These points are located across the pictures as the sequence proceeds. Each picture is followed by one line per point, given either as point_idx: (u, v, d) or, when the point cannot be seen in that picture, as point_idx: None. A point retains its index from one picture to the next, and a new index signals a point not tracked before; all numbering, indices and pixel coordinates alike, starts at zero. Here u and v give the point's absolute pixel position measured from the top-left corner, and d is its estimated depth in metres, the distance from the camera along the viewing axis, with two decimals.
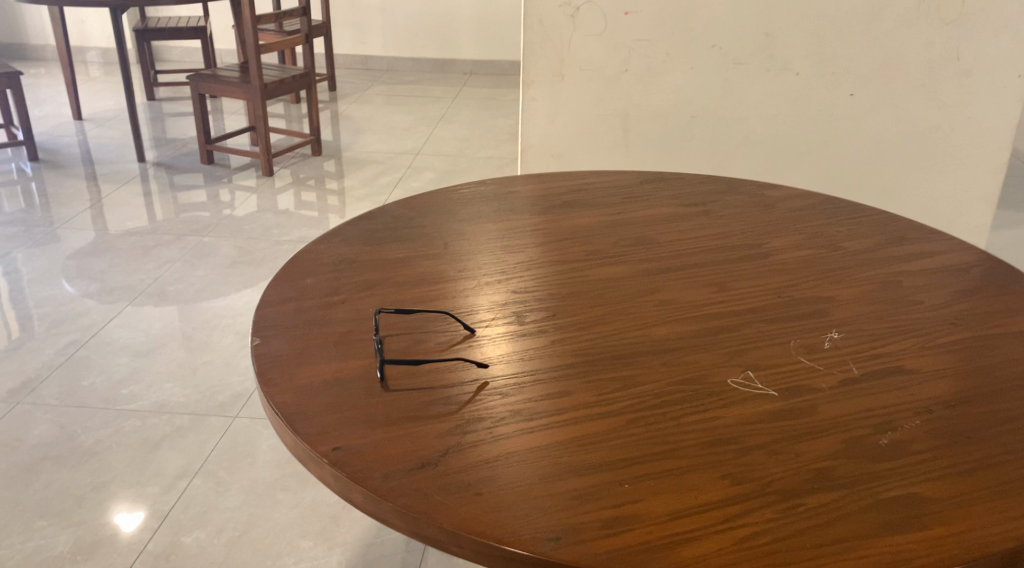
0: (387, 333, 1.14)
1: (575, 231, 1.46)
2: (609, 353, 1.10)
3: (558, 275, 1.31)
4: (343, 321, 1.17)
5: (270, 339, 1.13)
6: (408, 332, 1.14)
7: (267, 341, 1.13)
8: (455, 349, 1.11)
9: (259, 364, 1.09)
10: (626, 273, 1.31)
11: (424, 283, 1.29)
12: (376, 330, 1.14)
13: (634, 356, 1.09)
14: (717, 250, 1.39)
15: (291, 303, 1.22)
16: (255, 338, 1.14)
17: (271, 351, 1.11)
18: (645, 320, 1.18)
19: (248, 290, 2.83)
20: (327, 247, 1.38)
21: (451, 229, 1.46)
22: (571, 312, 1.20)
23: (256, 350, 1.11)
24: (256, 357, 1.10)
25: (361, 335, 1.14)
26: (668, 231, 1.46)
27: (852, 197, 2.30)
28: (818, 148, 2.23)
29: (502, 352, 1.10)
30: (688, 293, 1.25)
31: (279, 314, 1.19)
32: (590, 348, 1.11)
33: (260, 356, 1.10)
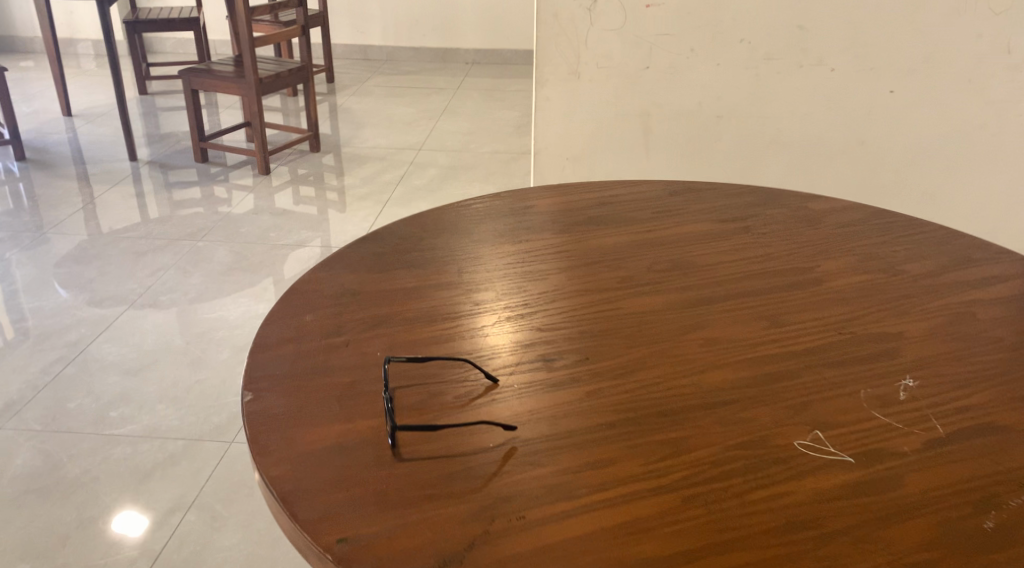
0: (397, 385, 1.00)
1: (603, 253, 1.31)
2: (653, 408, 0.96)
3: (588, 308, 1.16)
4: (346, 370, 1.02)
5: (263, 393, 0.99)
6: (421, 384, 1.00)
7: (258, 396, 0.98)
8: (476, 405, 0.96)
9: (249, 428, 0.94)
10: (663, 305, 1.17)
11: (436, 319, 1.14)
12: (384, 382, 0.99)
13: (681, 413, 0.95)
14: (764, 276, 1.24)
15: (287, 346, 1.08)
16: (245, 391, 0.99)
17: (263, 409, 0.96)
18: (689, 364, 1.04)
19: (245, 300, 2.67)
20: (326, 276, 1.24)
21: (463, 253, 1.31)
22: (603, 355, 1.05)
23: (245, 407, 0.97)
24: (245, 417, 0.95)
25: (368, 386, 0.99)
26: (707, 252, 1.31)
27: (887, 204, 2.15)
28: (852, 151, 2.09)
29: (531, 408, 0.96)
30: (736, 330, 1.11)
31: (274, 359, 1.05)
32: (630, 402, 0.97)
33: (251, 415, 0.95)
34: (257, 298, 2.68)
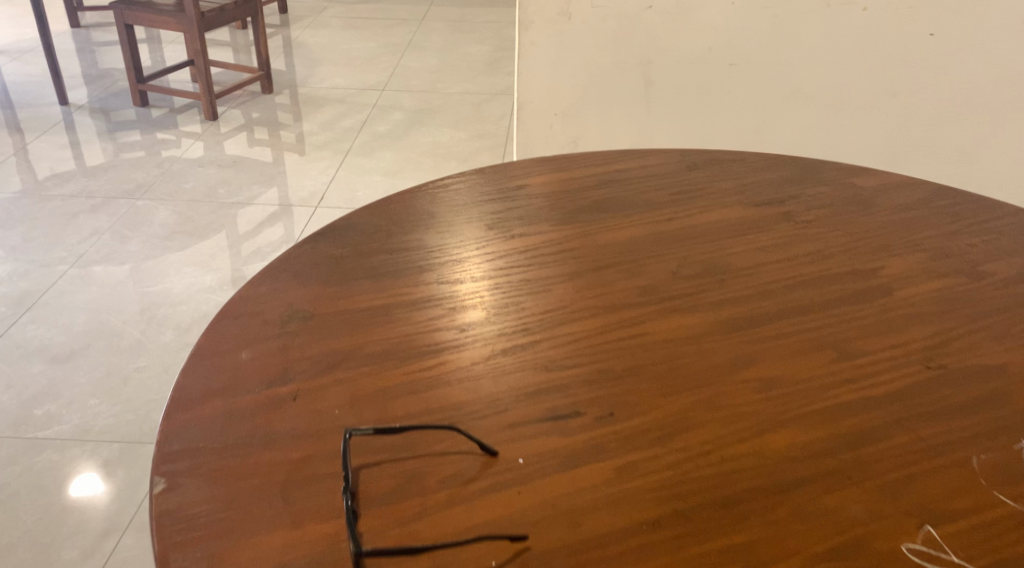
0: (362, 462, 0.75)
1: (614, 251, 1.06)
2: (705, 494, 0.72)
3: (606, 335, 0.91)
4: (293, 441, 0.77)
5: (178, 482, 0.73)
6: (394, 458, 0.75)
7: (171, 486, 0.73)
8: (468, 494, 0.72)
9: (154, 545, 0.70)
10: (701, 328, 0.92)
11: (410, 356, 0.88)
12: (345, 460, 0.74)
13: (744, 502, 0.71)
14: (818, 283, 1.00)
15: (215, 402, 0.82)
16: (156, 476, 0.74)
17: (175, 512, 0.71)
18: (744, 420, 0.80)
19: (192, 270, 2.38)
20: (268, 294, 0.97)
21: (440, 255, 1.05)
22: (631, 409, 0.81)
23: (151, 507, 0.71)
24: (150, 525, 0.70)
25: (325, 469, 0.74)
26: (745, 251, 1.06)
27: (913, 167, 1.93)
28: (879, 106, 1.85)
29: (544, 498, 0.72)
30: (797, 367, 0.86)
31: (198, 424, 0.79)
32: (676, 486, 0.73)
33: (157, 523, 0.70)
34: (203, 268, 2.39)
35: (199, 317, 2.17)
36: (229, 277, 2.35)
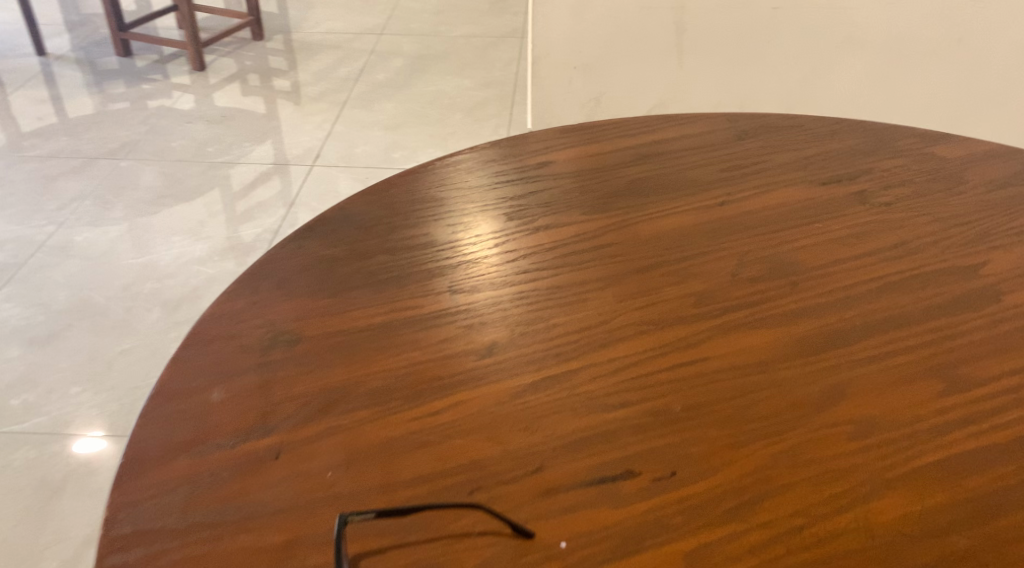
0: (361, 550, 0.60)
1: (660, 246, 0.88)
2: None
3: (661, 362, 0.74)
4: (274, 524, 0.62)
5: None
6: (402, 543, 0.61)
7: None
8: None
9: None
10: (776, 351, 0.75)
11: (420, 393, 0.72)
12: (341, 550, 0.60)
13: None
14: (909, 286, 0.83)
15: (180, 463, 0.66)
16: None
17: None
18: (838, 483, 0.64)
19: (181, 238, 2.20)
20: (244, 312, 0.80)
21: (452, 254, 0.88)
22: (696, 468, 0.65)
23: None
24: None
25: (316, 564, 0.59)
26: (816, 245, 0.88)
27: (971, 122, 1.75)
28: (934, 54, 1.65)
29: None
30: (896, 405, 0.70)
31: (157, 497, 0.64)
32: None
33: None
34: (190, 235, 2.21)
35: (184, 292, 2.01)
36: (221, 245, 2.17)
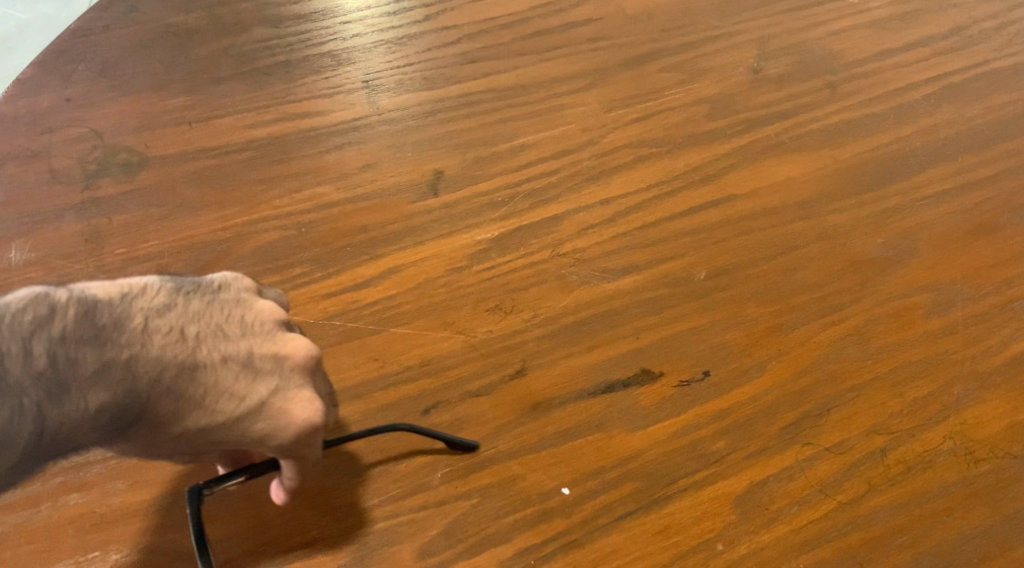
0: (254, 546, 0.42)
1: (653, 26, 0.65)
2: (875, 547, 0.43)
3: (672, 204, 0.55)
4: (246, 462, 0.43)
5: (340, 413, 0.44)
6: (324, 502, 0.43)
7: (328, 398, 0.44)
8: (454, 553, 0.42)
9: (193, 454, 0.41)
10: (817, 185, 0.56)
11: (338, 254, 0.50)
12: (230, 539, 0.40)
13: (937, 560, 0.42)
14: (973, 89, 0.63)
15: None
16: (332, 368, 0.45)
17: (296, 448, 0.41)
18: (922, 381, 0.48)
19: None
20: (54, 112, 0.53)
21: (364, 28, 0.61)
22: (732, 365, 0.48)
23: (313, 391, 0.42)
24: (278, 422, 0.41)
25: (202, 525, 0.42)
26: (850, 28, 0.67)
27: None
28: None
29: (590, 553, 0.43)
30: (978, 266, 0.53)
31: None
32: (831, 541, 0.43)
33: (275, 421, 0.41)
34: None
35: None
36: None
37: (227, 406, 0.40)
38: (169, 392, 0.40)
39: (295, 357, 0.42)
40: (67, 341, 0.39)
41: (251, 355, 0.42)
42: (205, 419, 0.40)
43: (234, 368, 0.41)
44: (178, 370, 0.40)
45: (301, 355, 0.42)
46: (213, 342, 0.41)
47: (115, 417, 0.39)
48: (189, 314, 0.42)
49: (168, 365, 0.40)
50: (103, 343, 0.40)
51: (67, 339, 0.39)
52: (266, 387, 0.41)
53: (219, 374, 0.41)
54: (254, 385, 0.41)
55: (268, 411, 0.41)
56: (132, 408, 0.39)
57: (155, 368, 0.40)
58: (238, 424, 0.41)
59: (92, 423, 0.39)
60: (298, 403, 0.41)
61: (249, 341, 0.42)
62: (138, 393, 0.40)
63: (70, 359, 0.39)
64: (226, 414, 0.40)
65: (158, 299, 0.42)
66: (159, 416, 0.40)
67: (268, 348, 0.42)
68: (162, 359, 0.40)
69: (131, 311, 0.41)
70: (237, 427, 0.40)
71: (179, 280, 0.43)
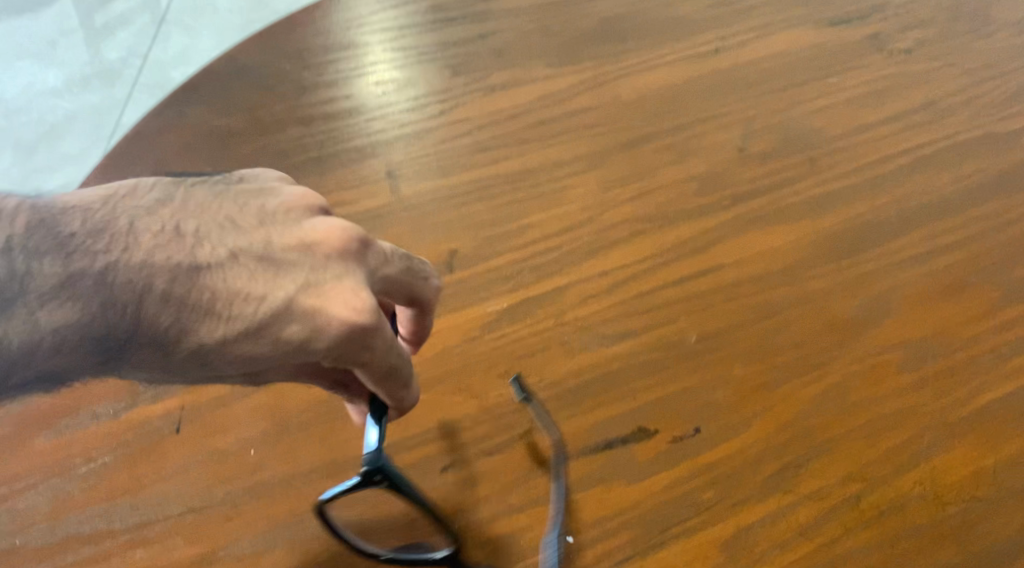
0: None
1: (647, 111, 0.71)
2: None
3: (665, 275, 0.60)
4: (287, 369, 0.47)
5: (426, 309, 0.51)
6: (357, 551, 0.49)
7: (396, 288, 0.49)
8: None
9: (225, 361, 0.45)
10: (796, 253, 0.62)
11: None
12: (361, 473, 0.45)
13: None
14: (945, 159, 0.69)
15: (55, 450, 0.51)
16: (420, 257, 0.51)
17: (337, 349, 0.46)
18: (895, 432, 0.52)
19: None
20: None
21: (386, 123, 0.68)
22: (720, 422, 0.53)
23: (350, 281, 0.47)
24: (315, 321, 0.45)
25: None
26: (829, 106, 0.73)
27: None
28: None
29: None
30: (948, 323, 0.58)
31: (32, 499, 0.50)
32: None
33: (305, 323, 0.45)
34: (22, 7, 1.63)
35: (25, 90, 1.50)
36: (57, 16, 1.62)
37: (245, 313, 0.45)
38: (164, 298, 0.44)
39: (322, 247, 0.47)
40: (24, 252, 0.43)
41: (265, 253, 0.46)
42: (219, 328, 0.44)
43: (247, 269, 0.45)
44: (175, 276, 0.44)
45: (323, 244, 0.47)
46: (214, 240, 0.46)
47: (100, 331, 0.43)
48: (178, 217, 0.46)
49: (160, 271, 0.44)
50: (74, 253, 0.43)
51: (29, 251, 0.43)
52: (292, 283, 0.46)
53: (227, 277, 0.45)
54: (276, 281, 0.46)
55: (296, 310, 0.45)
56: (121, 322, 0.43)
57: (143, 274, 0.44)
58: (267, 327, 0.45)
59: (60, 338, 0.43)
60: (333, 299, 0.46)
61: (259, 238, 0.47)
62: (124, 303, 0.43)
63: (30, 270, 0.43)
64: (248, 318, 0.45)
65: (143, 202, 0.46)
66: (159, 328, 0.44)
67: (280, 244, 0.47)
68: (153, 264, 0.44)
69: (114, 218, 0.45)
70: (267, 330, 0.45)
71: (167, 186, 0.48)
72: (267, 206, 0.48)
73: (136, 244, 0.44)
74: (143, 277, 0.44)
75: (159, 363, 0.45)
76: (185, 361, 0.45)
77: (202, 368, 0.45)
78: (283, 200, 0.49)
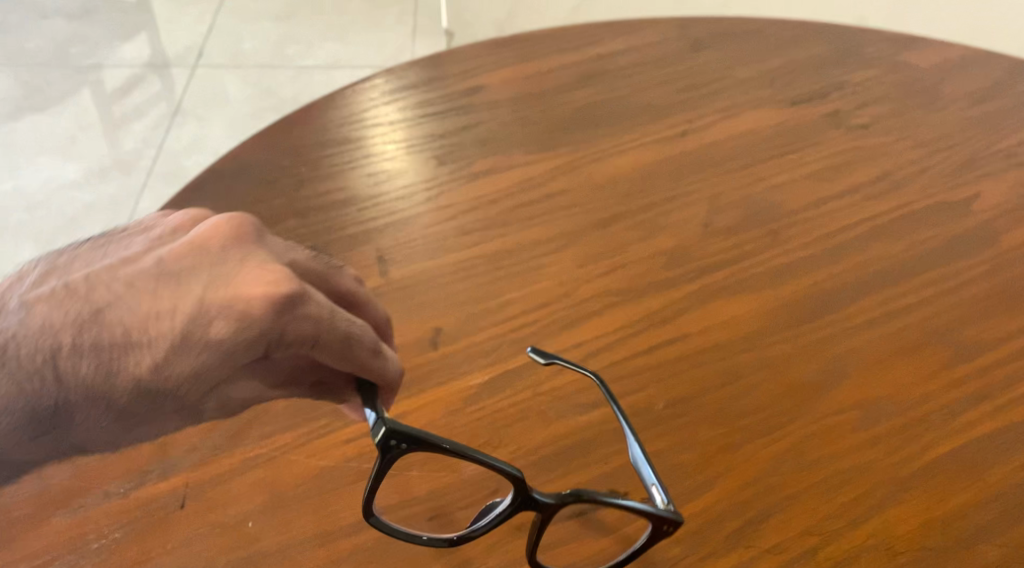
0: None
1: (620, 191, 0.76)
2: None
3: (635, 346, 0.64)
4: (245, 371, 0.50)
5: (349, 294, 0.55)
6: None
7: (303, 271, 0.53)
8: None
9: (168, 382, 0.49)
10: (759, 321, 0.66)
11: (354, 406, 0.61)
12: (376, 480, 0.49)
13: None
14: (900, 227, 0.73)
15: (69, 529, 0.55)
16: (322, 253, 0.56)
17: (269, 332, 0.48)
18: (850, 488, 0.56)
19: (22, 109, 1.73)
20: None
21: (377, 211, 0.74)
22: (687, 483, 0.57)
23: (244, 269, 0.50)
24: (232, 311, 0.48)
25: None
26: (791, 181, 0.78)
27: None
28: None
29: None
30: (902, 382, 0.61)
31: None
32: None
33: (224, 317, 0.48)
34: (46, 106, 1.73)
35: (46, 184, 1.59)
36: (76, 115, 1.72)
37: (164, 329, 0.48)
38: (75, 347, 0.49)
39: (208, 248, 0.50)
40: None
41: (160, 269, 0.50)
42: (146, 352, 0.48)
43: (147, 294, 0.49)
44: (82, 324, 0.49)
45: (210, 241, 0.51)
46: (105, 282, 0.50)
47: (37, 396, 0.49)
48: (68, 276, 0.51)
49: (66, 325, 0.49)
50: None
51: None
52: (196, 286, 0.49)
53: (133, 305, 0.49)
54: (179, 290, 0.49)
55: (207, 308, 0.48)
56: (48, 382, 0.49)
57: (51, 332, 0.49)
58: (193, 332, 0.48)
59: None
60: (236, 287, 0.49)
61: (148, 262, 0.50)
62: (42, 364, 0.49)
63: None
64: (170, 332, 0.48)
65: (39, 276, 0.52)
66: (89, 373, 0.48)
67: (167, 260, 0.50)
68: (55, 322, 0.49)
69: (11, 302, 0.51)
70: (194, 335, 0.48)
71: (58, 259, 0.54)
72: (152, 236, 0.53)
73: (39, 312, 0.50)
74: (50, 338, 0.49)
75: (110, 406, 0.49)
76: (138, 397, 0.49)
77: (153, 398, 0.49)
78: (165, 230, 0.53)
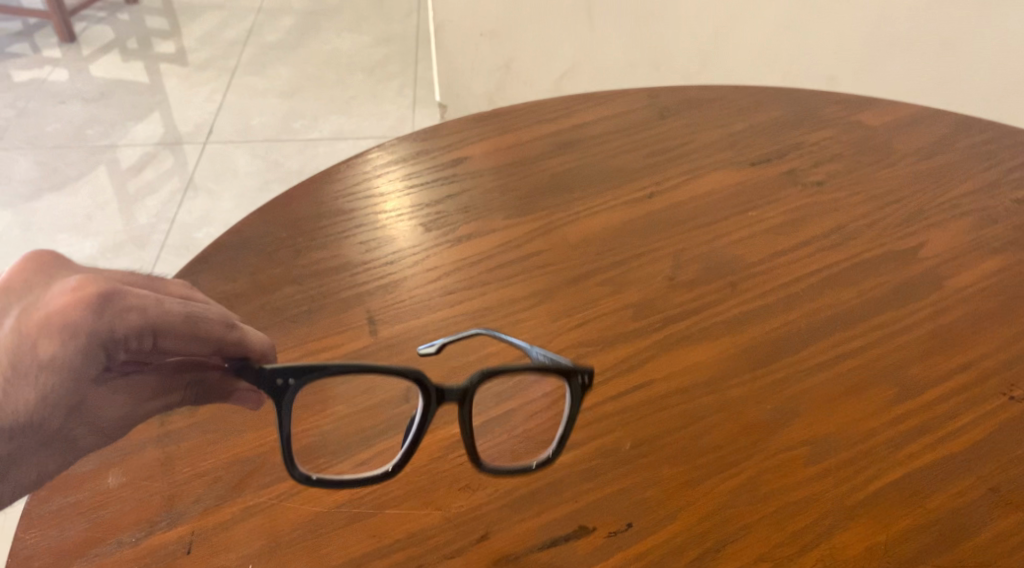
0: None
1: (592, 250, 0.83)
2: None
3: (604, 391, 0.70)
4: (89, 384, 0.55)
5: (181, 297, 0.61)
6: None
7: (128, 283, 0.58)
8: None
9: (20, 414, 0.53)
10: (719, 366, 0.71)
11: (344, 454, 0.66)
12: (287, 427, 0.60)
13: None
14: (851, 276, 0.79)
15: None
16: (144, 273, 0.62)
17: (94, 337, 0.53)
18: (799, 517, 0.61)
19: (41, 190, 1.82)
20: None
21: (366, 275, 0.80)
22: (650, 517, 0.62)
23: (54, 290, 0.54)
24: (51, 329, 0.53)
25: None
26: (751, 236, 0.84)
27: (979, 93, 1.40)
28: (921, 19, 1.38)
29: None
30: (849, 419, 0.67)
31: None
32: None
33: (45, 338, 0.53)
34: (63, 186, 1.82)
35: None
36: (92, 193, 1.81)
37: None
38: None
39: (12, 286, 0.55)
40: None
41: None
42: None
43: None
44: None
45: (17, 280, 0.55)
46: None
47: None
48: None
49: None
50: None
51: None
52: (9, 321, 0.53)
53: None
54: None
55: (26, 333, 0.53)
56: None
57: None
58: (22, 359, 0.52)
59: None
60: (48, 306, 0.53)
61: None
62: None
63: None
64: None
65: None
66: None
67: None
68: None
69: None
70: (24, 363, 0.52)
71: None
72: None
73: None
74: None
75: None
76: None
77: (9, 433, 0.54)
78: None
